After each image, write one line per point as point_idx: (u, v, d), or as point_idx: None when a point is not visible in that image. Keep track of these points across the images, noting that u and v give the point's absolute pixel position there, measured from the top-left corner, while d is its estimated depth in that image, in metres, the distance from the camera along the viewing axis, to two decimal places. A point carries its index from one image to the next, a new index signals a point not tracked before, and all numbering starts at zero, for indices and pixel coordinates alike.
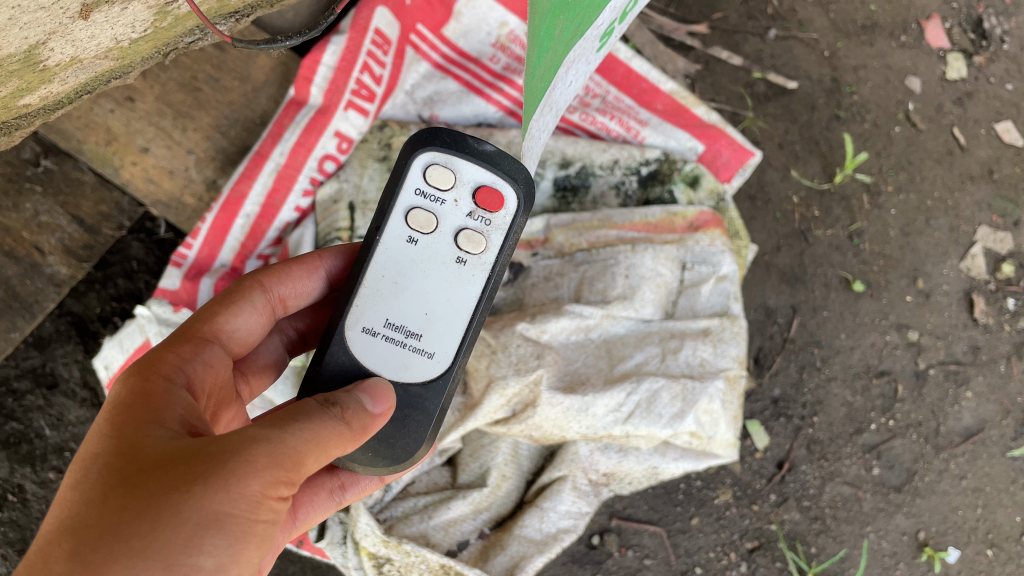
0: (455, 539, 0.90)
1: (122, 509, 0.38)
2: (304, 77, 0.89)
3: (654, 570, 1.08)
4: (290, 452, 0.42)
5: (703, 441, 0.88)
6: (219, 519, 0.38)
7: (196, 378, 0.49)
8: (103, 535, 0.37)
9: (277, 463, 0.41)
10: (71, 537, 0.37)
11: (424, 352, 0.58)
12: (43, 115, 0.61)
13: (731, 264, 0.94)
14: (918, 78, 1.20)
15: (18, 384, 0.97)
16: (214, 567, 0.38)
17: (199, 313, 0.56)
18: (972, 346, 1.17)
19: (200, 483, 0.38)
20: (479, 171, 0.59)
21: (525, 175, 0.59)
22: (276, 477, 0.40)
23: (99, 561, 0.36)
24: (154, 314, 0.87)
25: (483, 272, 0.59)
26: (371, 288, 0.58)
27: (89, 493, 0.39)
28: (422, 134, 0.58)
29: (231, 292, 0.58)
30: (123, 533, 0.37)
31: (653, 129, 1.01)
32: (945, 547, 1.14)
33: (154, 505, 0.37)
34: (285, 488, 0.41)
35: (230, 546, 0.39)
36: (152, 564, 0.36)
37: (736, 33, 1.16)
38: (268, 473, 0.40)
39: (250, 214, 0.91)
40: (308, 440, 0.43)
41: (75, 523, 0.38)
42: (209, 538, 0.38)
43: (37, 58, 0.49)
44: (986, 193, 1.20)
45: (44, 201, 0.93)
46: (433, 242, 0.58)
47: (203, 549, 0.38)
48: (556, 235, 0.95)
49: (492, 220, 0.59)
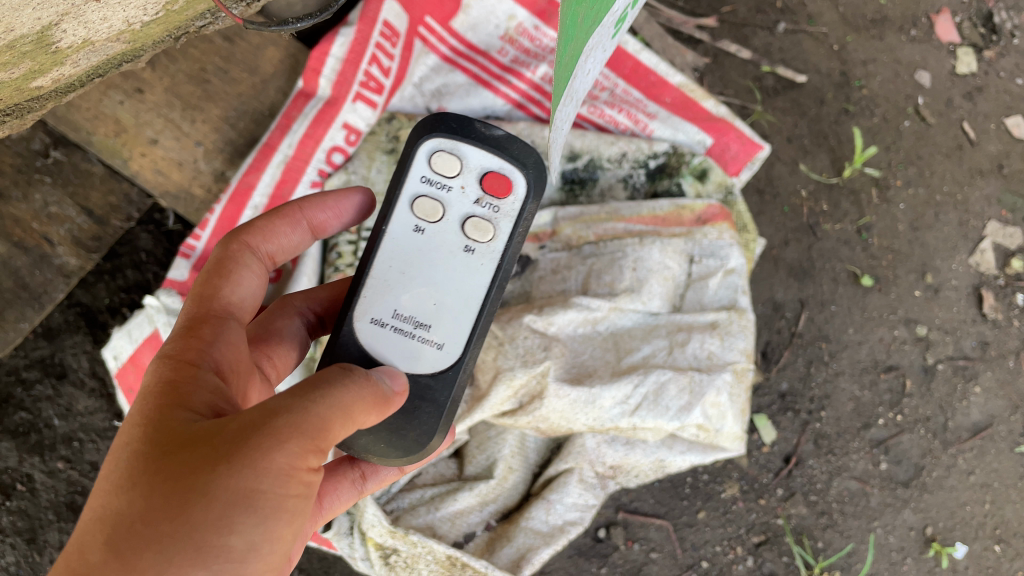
0: (462, 531, 0.91)
1: (151, 495, 0.38)
2: (312, 69, 0.89)
3: (659, 563, 1.08)
4: (316, 420, 0.41)
5: (711, 434, 0.87)
6: (247, 497, 0.38)
7: (224, 357, 0.48)
8: (137, 523, 0.37)
9: (303, 433, 0.40)
10: (105, 528, 0.38)
11: (433, 343, 0.58)
12: (55, 99, 0.61)
13: (739, 257, 0.93)
14: (928, 72, 1.19)
15: (26, 374, 0.98)
16: (246, 547, 0.38)
17: (197, 290, 0.52)
18: (981, 341, 1.17)
19: (225, 463, 0.38)
20: (485, 157, 0.59)
21: (534, 159, 0.60)
22: (303, 448, 0.40)
23: (133, 549, 0.37)
24: (163, 304, 0.87)
25: (492, 260, 0.59)
26: (378, 278, 0.58)
27: (120, 480, 0.40)
28: (428, 122, 0.59)
29: (220, 257, 0.55)
30: (153, 519, 0.37)
31: (661, 122, 1.02)
32: (952, 543, 1.13)
33: (183, 492, 0.37)
34: (315, 456, 0.41)
35: (262, 524, 0.39)
36: (181, 548, 0.36)
37: (745, 27, 1.15)
38: (295, 444, 0.39)
39: (259, 206, 0.90)
40: (335, 407, 0.42)
41: (108, 512, 0.39)
42: (239, 517, 0.38)
43: (49, 39, 0.49)
44: (995, 188, 1.19)
45: (53, 192, 0.93)
46: (441, 231, 0.59)
47: (232, 529, 0.38)
48: (564, 227, 0.95)
49: (500, 207, 0.59)
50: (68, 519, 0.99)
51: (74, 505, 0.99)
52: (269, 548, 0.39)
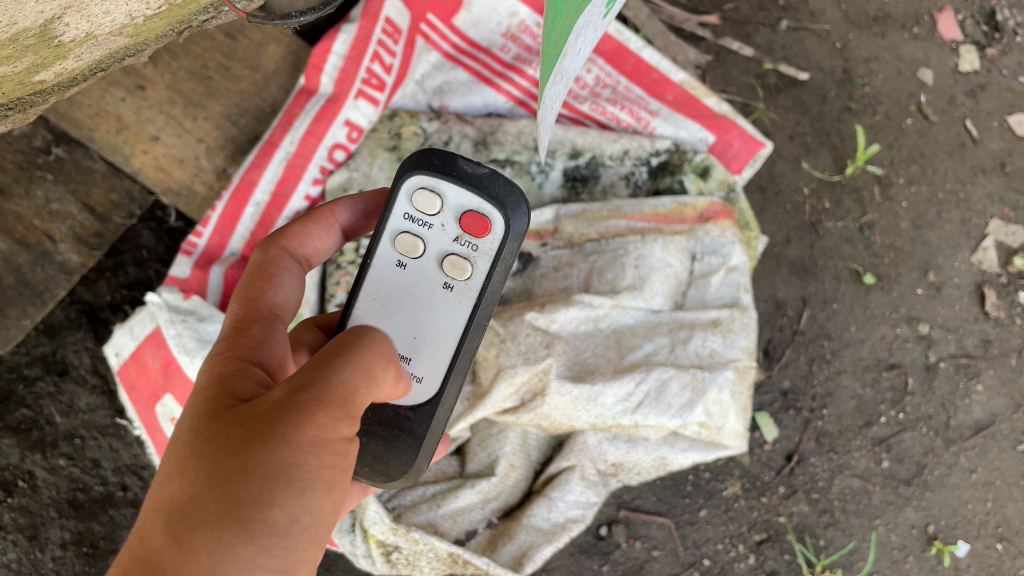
0: (463, 528, 0.91)
1: (197, 480, 0.39)
2: (314, 65, 0.89)
3: (660, 561, 1.08)
4: (339, 387, 0.41)
5: (712, 431, 0.87)
6: (285, 471, 0.38)
7: (274, 355, 0.48)
8: (185, 507, 0.38)
9: (330, 404, 0.40)
10: (158, 516, 0.39)
11: (413, 375, 0.57)
12: (57, 93, 0.61)
13: (741, 255, 0.93)
14: (930, 70, 1.19)
15: (28, 370, 0.98)
16: (289, 520, 0.39)
17: (243, 291, 0.52)
18: (984, 340, 1.16)
19: (259, 442, 0.38)
20: (466, 195, 0.56)
21: (516, 198, 0.56)
22: (332, 417, 0.40)
23: (184, 532, 0.37)
24: (165, 301, 0.85)
25: (470, 299, 0.57)
26: (361, 311, 0.57)
27: (170, 470, 0.41)
28: (411, 157, 0.56)
29: (263, 262, 0.54)
30: (201, 502, 0.38)
31: (663, 119, 1.02)
32: (955, 541, 1.13)
33: (224, 474, 0.38)
34: (347, 424, 0.41)
35: (305, 495, 0.39)
36: (226, 527, 0.37)
37: (747, 24, 1.15)
38: (323, 415, 0.39)
39: (261, 202, 0.91)
40: (361, 373, 0.42)
41: (161, 501, 0.39)
42: (279, 490, 0.38)
43: (52, 33, 0.49)
44: (997, 186, 1.19)
45: (55, 189, 0.92)
46: (420, 268, 0.57)
47: (274, 501, 0.38)
48: (566, 225, 0.95)
49: (480, 246, 0.56)
50: (69, 516, 0.99)
51: (76, 501, 0.99)
52: (311, 520, 0.40)
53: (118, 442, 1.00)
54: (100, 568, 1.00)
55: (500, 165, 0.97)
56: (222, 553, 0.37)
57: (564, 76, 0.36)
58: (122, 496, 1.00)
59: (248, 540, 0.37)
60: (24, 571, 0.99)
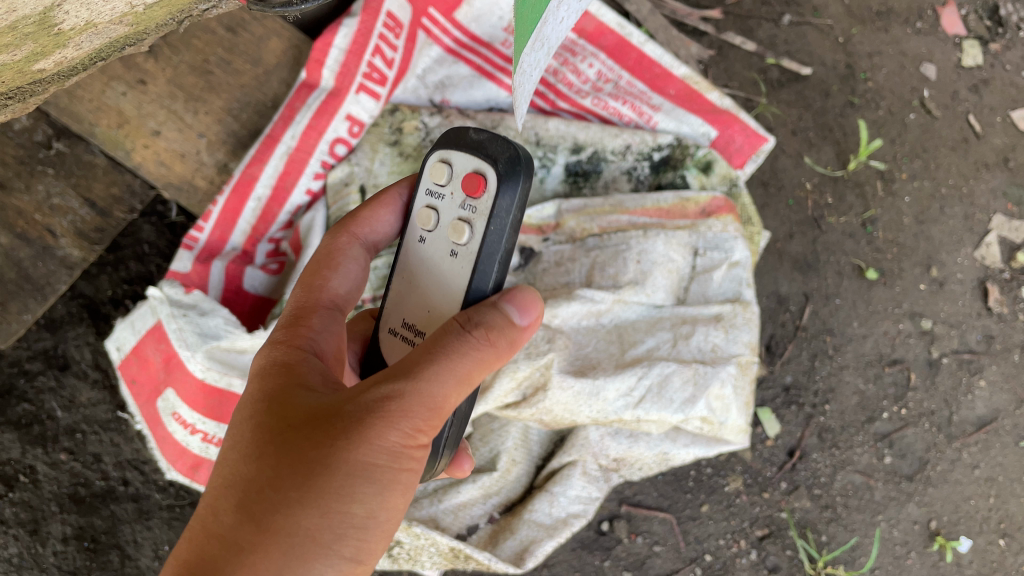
0: (464, 523, 0.92)
1: (276, 465, 0.41)
2: (315, 60, 0.89)
3: (662, 557, 1.08)
4: (425, 396, 0.43)
5: (714, 426, 0.86)
6: (366, 469, 0.41)
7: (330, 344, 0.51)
8: (264, 490, 0.41)
9: (413, 411, 0.42)
10: (239, 492, 0.42)
11: None
12: (57, 82, 0.61)
13: (743, 250, 0.92)
14: (933, 65, 1.19)
15: (29, 365, 0.98)
16: (366, 513, 0.42)
17: (306, 279, 0.55)
18: (986, 335, 1.16)
19: (341, 438, 0.41)
20: (467, 159, 0.55)
21: (506, 153, 0.54)
22: (415, 423, 0.42)
23: (261, 515, 0.40)
24: (166, 295, 0.85)
25: (471, 263, 0.55)
26: (395, 290, 0.60)
27: (246, 450, 0.43)
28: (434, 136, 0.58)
29: (331, 251, 0.57)
30: (280, 487, 0.40)
31: (665, 114, 1.01)
32: (957, 537, 1.13)
33: (305, 464, 0.41)
34: (426, 431, 0.43)
35: (381, 493, 0.42)
36: (307, 513, 0.40)
37: (750, 19, 1.15)
38: (408, 421, 0.42)
39: (262, 197, 0.92)
40: (449, 380, 0.44)
41: (239, 479, 0.42)
42: (358, 487, 0.41)
43: (52, 21, 0.49)
44: (1001, 181, 1.18)
45: (56, 183, 0.92)
46: (433, 239, 0.57)
47: (353, 496, 0.41)
48: (568, 220, 0.94)
49: (478, 206, 0.55)
50: (71, 511, 0.99)
51: (77, 496, 0.99)
52: (384, 515, 0.43)
53: (120, 437, 1.00)
54: (101, 563, 1.00)
55: None
56: (299, 541, 0.39)
57: (544, 45, 0.36)
58: (123, 491, 1.00)
59: (326, 530, 0.40)
60: (25, 566, 0.99)
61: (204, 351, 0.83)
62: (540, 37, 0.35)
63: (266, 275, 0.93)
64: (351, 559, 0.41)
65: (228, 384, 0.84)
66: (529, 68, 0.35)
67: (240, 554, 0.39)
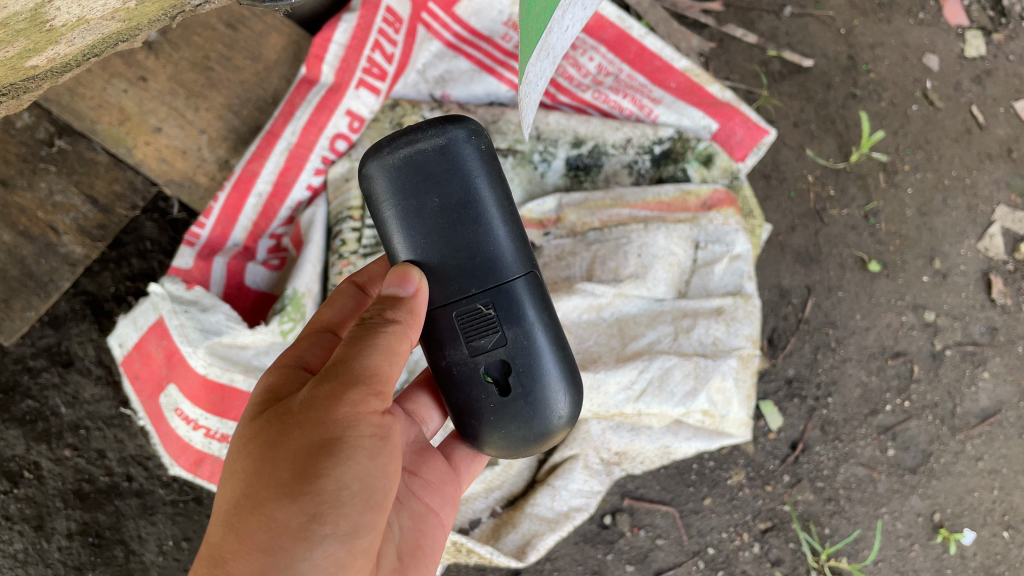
0: (467, 517, 0.93)
1: (250, 475, 0.47)
2: (315, 55, 0.89)
3: (665, 550, 1.08)
4: (358, 373, 0.48)
5: (716, 419, 0.87)
6: (326, 446, 0.46)
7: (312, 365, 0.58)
8: (244, 499, 0.46)
9: (351, 384, 0.48)
10: (224, 512, 0.47)
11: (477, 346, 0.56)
12: (51, 78, 0.61)
13: (745, 243, 0.91)
14: (936, 55, 1.18)
15: (33, 362, 0.98)
16: (337, 488, 0.46)
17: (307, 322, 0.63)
18: (990, 327, 1.16)
19: (297, 431, 0.47)
20: None
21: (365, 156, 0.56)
22: (358, 396, 0.48)
23: (242, 522, 0.46)
24: (166, 292, 0.85)
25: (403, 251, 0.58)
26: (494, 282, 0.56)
27: (229, 477, 0.49)
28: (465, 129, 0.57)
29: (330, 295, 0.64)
30: (255, 489, 0.46)
31: (666, 107, 1.01)
32: (961, 529, 1.13)
33: (273, 465, 0.46)
34: (373, 398, 0.48)
35: (350, 464, 0.46)
36: (281, 500, 0.45)
37: (751, 11, 1.15)
38: (350, 396, 0.47)
39: (262, 193, 0.92)
40: (376, 354, 0.49)
41: (225, 503, 0.48)
42: (322, 462, 0.46)
43: (43, 17, 0.49)
44: (1004, 172, 1.18)
45: (58, 181, 0.92)
46: None
47: (321, 472, 0.45)
48: (568, 214, 0.94)
49: None
50: (75, 506, 1.00)
51: (81, 492, 1.00)
52: (360, 486, 0.47)
53: (123, 433, 1.00)
54: (106, 558, 1.01)
55: (502, 154, 0.97)
56: (278, 529, 0.44)
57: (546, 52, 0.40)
58: (127, 487, 1.01)
59: (300, 512, 0.45)
60: (30, 562, 0.99)
61: (205, 347, 0.83)
62: (544, 47, 0.40)
63: (266, 270, 0.93)
64: (337, 533, 0.45)
65: (230, 379, 0.84)
66: (535, 76, 0.41)
67: (225, 562, 0.45)
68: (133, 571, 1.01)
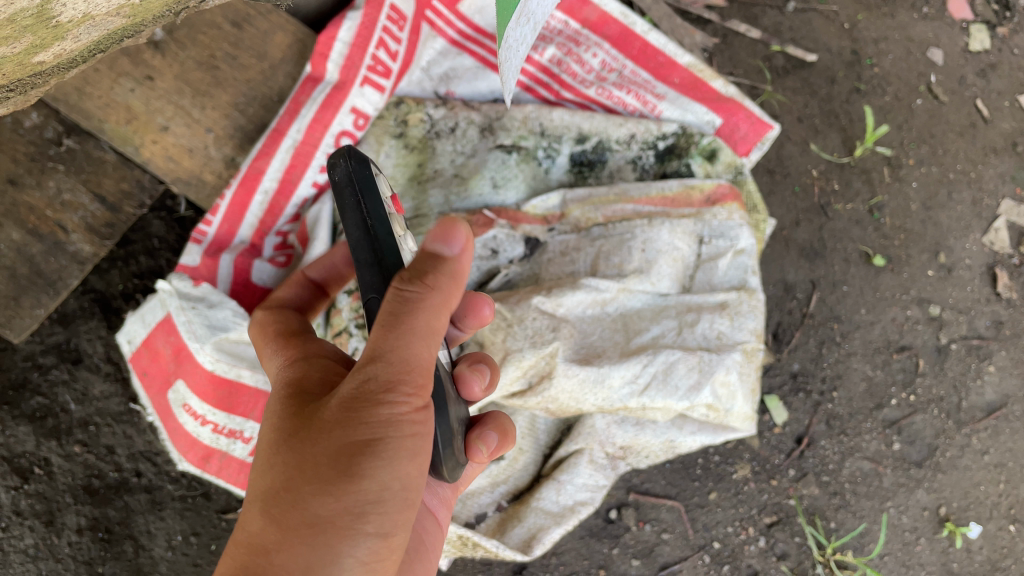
0: (473, 512, 0.94)
1: (289, 463, 0.44)
2: (319, 53, 0.89)
3: (671, 544, 1.09)
4: (398, 364, 0.44)
5: (720, 414, 0.87)
6: (367, 446, 0.43)
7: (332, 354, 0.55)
8: (283, 490, 0.44)
9: (392, 380, 0.44)
10: (259, 499, 0.45)
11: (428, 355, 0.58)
12: (57, 74, 0.62)
13: (749, 238, 0.92)
14: (940, 50, 1.18)
15: (42, 359, 0.99)
16: (378, 488, 0.43)
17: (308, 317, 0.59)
18: (995, 321, 1.16)
19: (338, 427, 0.43)
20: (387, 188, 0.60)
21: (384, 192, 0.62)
22: (399, 395, 0.44)
23: (282, 513, 0.43)
24: (175, 288, 0.86)
25: None
26: None
27: (263, 460, 0.46)
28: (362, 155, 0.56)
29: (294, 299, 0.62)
30: (295, 483, 0.43)
31: (670, 102, 1.01)
32: (966, 523, 1.13)
33: (314, 458, 0.43)
34: (411, 397, 0.45)
35: (391, 465, 0.44)
36: (326, 498, 0.42)
37: (755, 6, 1.15)
38: (391, 395, 0.44)
39: (268, 190, 0.92)
40: (413, 339, 0.45)
41: (259, 489, 0.45)
42: (366, 461, 0.43)
43: (49, 13, 0.49)
44: (1009, 166, 1.18)
45: (66, 179, 0.92)
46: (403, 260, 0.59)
47: (362, 473, 0.43)
48: (572, 209, 0.94)
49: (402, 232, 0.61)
50: (85, 502, 1.01)
51: (91, 487, 1.01)
52: (399, 485, 0.44)
53: (132, 429, 1.01)
54: (115, 552, 1.02)
55: (505, 150, 0.97)
56: (321, 527, 0.42)
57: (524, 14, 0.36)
58: (136, 482, 1.02)
59: (344, 511, 0.43)
60: (41, 557, 1.00)
61: (212, 343, 0.84)
62: (524, 12, 0.36)
63: (273, 267, 0.94)
64: (375, 532, 0.44)
65: (236, 375, 0.85)
66: (515, 43, 0.37)
67: (268, 553, 0.42)
68: (142, 567, 1.02)
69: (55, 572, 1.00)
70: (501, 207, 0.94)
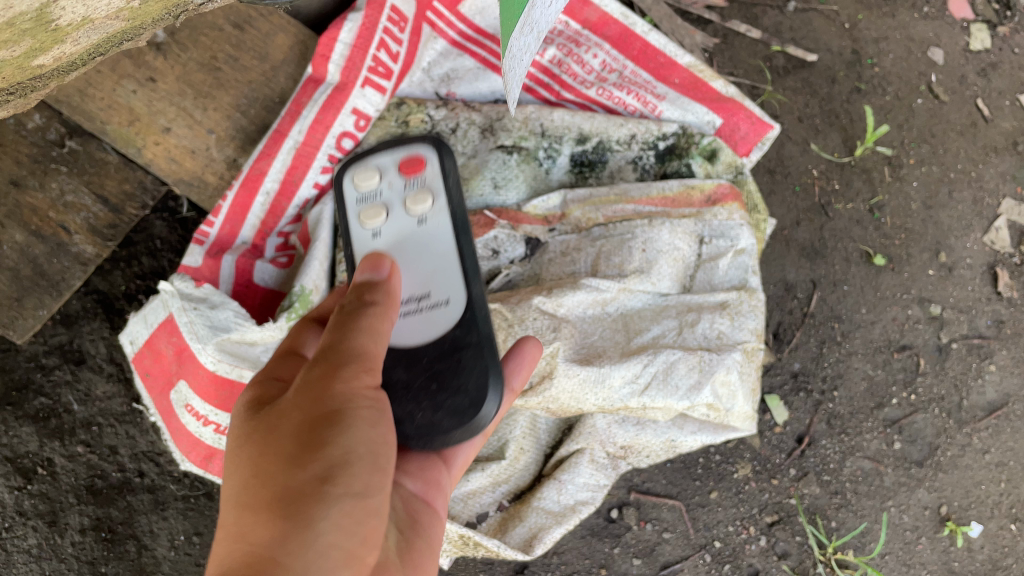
0: (474, 511, 0.94)
1: (255, 458, 0.44)
2: (321, 55, 0.90)
3: (671, 543, 1.09)
4: (348, 352, 0.48)
5: (721, 413, 0.87)
6: (330, 415, 0.44)
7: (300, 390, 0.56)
8: (253, 476, 0.43)
9: (343, 364, 0.47)
10: (232, 499, 0.44)
11: (440, 302, 0.63)
12: (57, 77, 0.62)
13: (749, 238, 0.92)
14: (941, 49, 1.18)
15: (45, 360, 1.00)
16: (346, 450, 0.43)
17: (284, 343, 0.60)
18: (996, 320, 1.16)
19: (299, 409, 0.45)
20: (390, 159, 0.71)
21: (431, 138, 0.71)
22: (352, 373, 0.47)
23: (256, 494, 0.42)
24: (177, 289, 0.86)
25: (445, 214, 0.66)
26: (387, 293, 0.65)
27: (231, 475, 0.46)
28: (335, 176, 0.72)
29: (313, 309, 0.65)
30: (263, 467, 0.43)
31: (670, 103, 1.01)
32: (968, 522, 1.13)
33: (279, 442, 0.44)
34: (365, 374, 0.47)
35: (355, 430, 0.44)
36: (294, 467, 0.42)
37: (755, 7, 1.15)
38: (345, 372, 0.46)
39: (270, 192, 0.93)
40: (359, 335, 0.49)
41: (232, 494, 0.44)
42: (329, 427, 0.43)
43: (48, 16, 0.50)
44: (1010, 165, 1.18)
45: (69, 181, 0.93)
46: (394, 220, 0.67)
47: (327, 439, 0.43)
48: (573, 210, 0.94)
49: (425, 178, 0.69)
50: (88, 502, 1.01)
51: (94, 487, 1.01)
52: (367, 450, 0.44)
53: (134, 430, 1.01)
54: (118, 552, 1.02)
55: (506, 151, 0.97)
56: (293, 490, 0.41)
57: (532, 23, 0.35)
58: (139, 482, 1.02)
59: (314, 473, 0.41)
60: (44, 556, 1.01)
61: (215, 343, 0.84)
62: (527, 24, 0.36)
63: (275, 268, 0.94)
64: (355, 493, 0.42)
65: (239, 375, 0.86)
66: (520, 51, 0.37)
67: (246, 533, 0.41)
68: (144, 566, 1.03)
69: (59, 572, 1.01)
70: (502, 207, 0.95)
